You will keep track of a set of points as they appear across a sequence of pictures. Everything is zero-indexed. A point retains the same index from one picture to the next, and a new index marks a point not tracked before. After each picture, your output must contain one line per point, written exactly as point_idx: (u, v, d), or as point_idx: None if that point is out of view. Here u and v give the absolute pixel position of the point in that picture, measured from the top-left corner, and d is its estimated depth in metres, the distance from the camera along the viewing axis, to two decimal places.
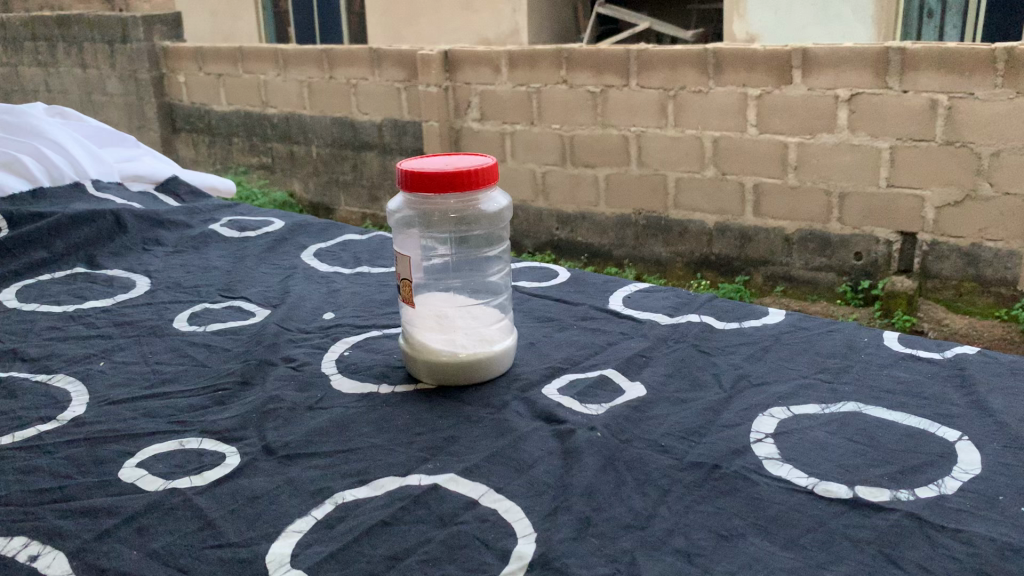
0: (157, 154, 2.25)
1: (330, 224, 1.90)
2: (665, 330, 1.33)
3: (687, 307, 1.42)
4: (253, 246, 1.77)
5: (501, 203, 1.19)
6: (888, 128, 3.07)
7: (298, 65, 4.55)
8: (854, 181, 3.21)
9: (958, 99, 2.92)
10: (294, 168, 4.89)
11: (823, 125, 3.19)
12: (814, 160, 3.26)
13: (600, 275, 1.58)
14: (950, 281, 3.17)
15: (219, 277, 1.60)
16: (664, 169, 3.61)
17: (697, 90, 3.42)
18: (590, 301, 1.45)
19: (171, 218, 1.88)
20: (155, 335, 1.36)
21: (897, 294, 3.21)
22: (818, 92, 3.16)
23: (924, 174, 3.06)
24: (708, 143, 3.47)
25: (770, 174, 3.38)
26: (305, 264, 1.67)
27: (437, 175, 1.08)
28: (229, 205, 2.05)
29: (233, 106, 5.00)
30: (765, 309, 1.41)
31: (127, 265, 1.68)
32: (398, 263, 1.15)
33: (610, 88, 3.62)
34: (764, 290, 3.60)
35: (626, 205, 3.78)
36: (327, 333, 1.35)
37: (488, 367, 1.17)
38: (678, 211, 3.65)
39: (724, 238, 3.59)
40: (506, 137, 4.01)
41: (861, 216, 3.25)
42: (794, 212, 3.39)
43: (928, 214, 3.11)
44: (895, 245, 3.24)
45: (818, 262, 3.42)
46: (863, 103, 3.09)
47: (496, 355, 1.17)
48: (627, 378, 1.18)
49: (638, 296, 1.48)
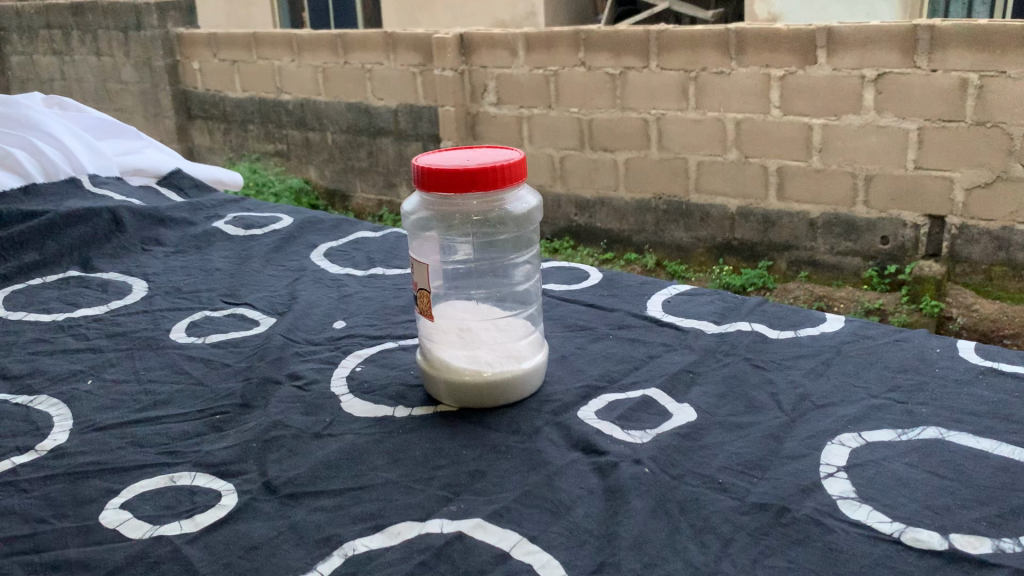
0: (161, 145, 2.13)
1: (341, 220, 1.77)
2: (712, 341, 1.19)
3: (734, 314, 1.28)
4: (259, 244, 1.64)
5: (530, 203, 1.04)
6: (916, 109, 2.91)
7: (313, 51, 4.42)
8: (881, 163, 3.04)
9: (990, 77, 2.76)
10: (310, 154, 4.76)
11: (848, 106, 3.04)
12: (839, 142, 3.10)
13: (636, 276, 1.44)
14: (980, 266, 3.02)
15: (221, 280, 1.48)
16: (685, 153, 3.46)
17: (719, 72, 3.26)
18: (627, 307, 1.32)
19: (172, 215, 1.76)
20: (150, 348, 1.24)
21: (923, 279, 3.10)
22: (843, 73, 3.01)
23: (953, 157, 2.90)
24: (730, 126, 3.31)
25: (794, 156, 3.22)
26: (314, 266, 1.54)
27: (459, 171, 0.96)
28: (235, 200, 1.92)
29: (248, 93, 4.87)
30: (821, 316, 1.28)
31: (124, 268, 1.56)
32: (413, 272, 1.02)
33: (630, 71, 3.46)
34: (788, 276, 3.45)
35: (646, 189, 3.64)
36: (337, 345, 1.22)
37: (515, 388, 1.04)
38: (699, 196, 3.50)
39: (747, 223, 3.44)
40: (523, 121, 3.86)
41: (888, 199, 3.08)
42: (819, 196, 3.23)
43: (957, 197, 2.95)
44: (923, 228, 3.08)
45: (844, 247, 3.26)
46: (890, 84, 2.93)
47: (526, 374, 1.04)
48: (673, 400, 1.04)
49: (679, 300, 1.34)
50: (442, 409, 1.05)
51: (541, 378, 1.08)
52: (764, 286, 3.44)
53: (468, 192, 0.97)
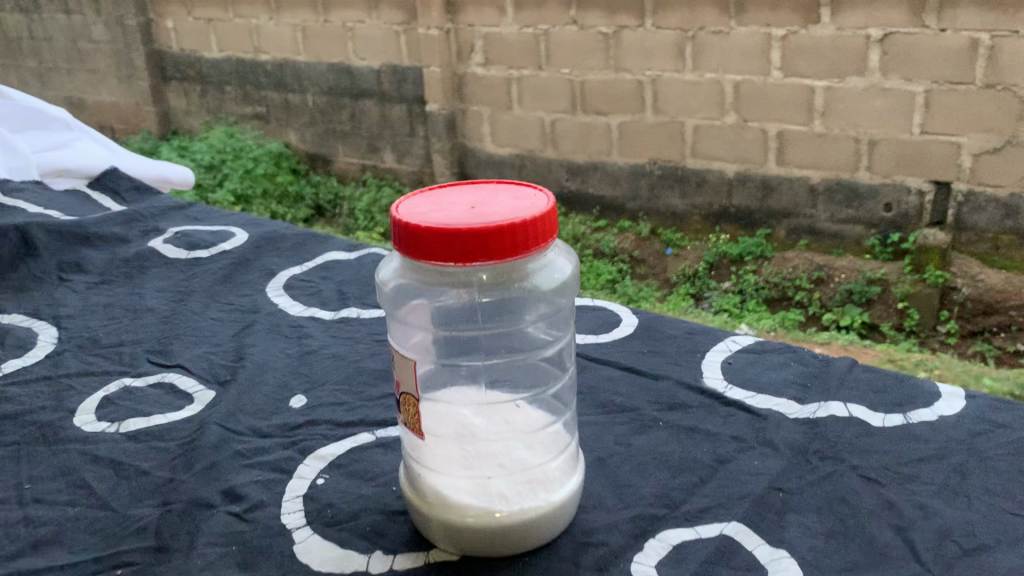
0: (96, 135, 1.79)
1: (308, 237, 1.46)
2: (800, 435, 0.89)
3: (820, 387, 0.98)
4: (205, 272, 1.32)
5: (560, 273, 0.73)
6: (921, 68, 2.57)
7: (288, 7, 4.02)
8: (885, 127, 2.69)
9: (1002, 38, 2.42)
10: (289, 117, 4.37)
11: (852, 68, 2.67)
12: (843, 105, 2.74)
13: (680, 323, 1.14)
14: (986, 234, 2.69)
15: (152, 328, 1.16)
16: (681, 117, 3.07)
17: (717, 31, 2.86)
18: (677, 373, 1.01)
19: (100, 230, 1.43)
20: (44, 443, 0.92)
21: (928, 249, 2.76)
22: (849, 32, 2.64)
23: (963, 119, 2.57)
24: (728, 88, 2.92)
25: (794, 120, 2.85)
26: (270, 303, 1.23)
27: (460, 233, 0.64)
28: (181, 206, 1.60)
29: (224, 53, 4.46)
30: (933, 389, 0.97)
31: (30, 305, 1.24)
32: (394, 368, 0.71)
33: (624, 30, 3.06)
34: (787, 245, 3.07)
35: (639, 154, 3.23)
36: (294, 438, 0.91)
37: (539, 531, 0.73)
38: (696, 160, 3.11)
39: (745, 189, 3.06)
40: (511, 83, 3.44)
41: (892, 165, 2.74)
42: (820, 160, 2.86)
43: (963, 163, 2.62)
44: (928, 195, 2.73)
45: (845, 215, 2.89)
46: (898, 45, 2.58)
47: (556, 514, 0.74)
48: (764, 547, 0.74)
49: (744, 361, 1.04)
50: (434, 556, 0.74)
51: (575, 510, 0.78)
52: (762, 256, 3.08)
53: (476, 261, 0.66)
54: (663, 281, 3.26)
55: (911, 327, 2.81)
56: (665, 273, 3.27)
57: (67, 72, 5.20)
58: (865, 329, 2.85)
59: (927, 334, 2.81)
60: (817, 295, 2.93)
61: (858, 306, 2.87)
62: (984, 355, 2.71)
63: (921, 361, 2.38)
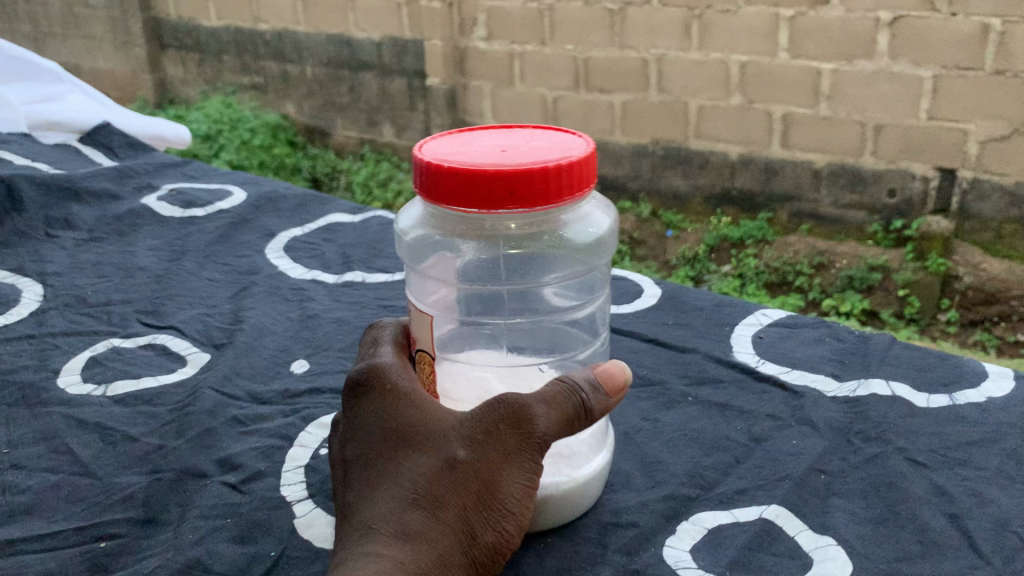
0: (88, 89, 1.71)
1: (310, 198, 1.39)
2: (839, 415, 0.83)
3: (858, 364, 0.92)
4: (200, 232, 1.25)
5: (596, 226, 0.67)
6: (930, 53, 2.28)
7: None
8: (892, 111, 2.40)
9: (1013, 23, 2.15)
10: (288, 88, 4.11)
11: (861, 51, 2.38)
12: (851, 89, 2.44)
13: (706, 295, 1.08)
14: (990, 223, 2.40)
15: (144, 288, 1.09)
16: (686, 96, 2.74)
17: (725, 10, 2.55)
18: (705, 348, 0.95)
19: (90, 186, 1.36)
20: (24, 405, 0.86)
21: (932, 234, 2.48)
22: (858, 14, 2.35)
23: (971, 105, 2.28)
24: (733, 69, 2.62)
25: (800, 102, 2.55)
26: (268, 264, 1.16)
27: (488, 173, 0.57)
28: (176, 164, 1.52)
29: (223, 22, 4.18)
30: (978, 369, 0.91)
31: (14, 262, 1.16)
32: (411, 322, 0.65)
33: (630, 7, 2.73)
34: (789, 229, 2.73)
35: (641, 134, 2.89)
36: (296, 405, 0.85)
37: (562, 510, 0.67)
38: (700, 141, 2.78)
39: (748, 171, 2.73)
40: (514, 58, 3.10)
41: (898, 149, 2.44)
42: (825, 145, 2.56)
43: (970, 150, 2.34)
44: (933, 182, 2.44)
45: (848, 199, 2.58)
46: (908, 29, 2.29)
47: (583, 493, 0.68)
48: (807, 533, 0.68)
49: (775, 336, 0.98)
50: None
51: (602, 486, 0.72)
52: (763, 242, 2.72)
53: (503, 208, 0.59)
54: (663, 264, 2.88)
55: (911, 315, 2.48)
56: (665, 256, 2.90)
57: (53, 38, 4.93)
58: (864, 316, 2.51)
59: (926, 322, 2.48)
60: (817, 281, 2.59)
61: (858, 292, 2.52)
62: (982, 344, 2.42)
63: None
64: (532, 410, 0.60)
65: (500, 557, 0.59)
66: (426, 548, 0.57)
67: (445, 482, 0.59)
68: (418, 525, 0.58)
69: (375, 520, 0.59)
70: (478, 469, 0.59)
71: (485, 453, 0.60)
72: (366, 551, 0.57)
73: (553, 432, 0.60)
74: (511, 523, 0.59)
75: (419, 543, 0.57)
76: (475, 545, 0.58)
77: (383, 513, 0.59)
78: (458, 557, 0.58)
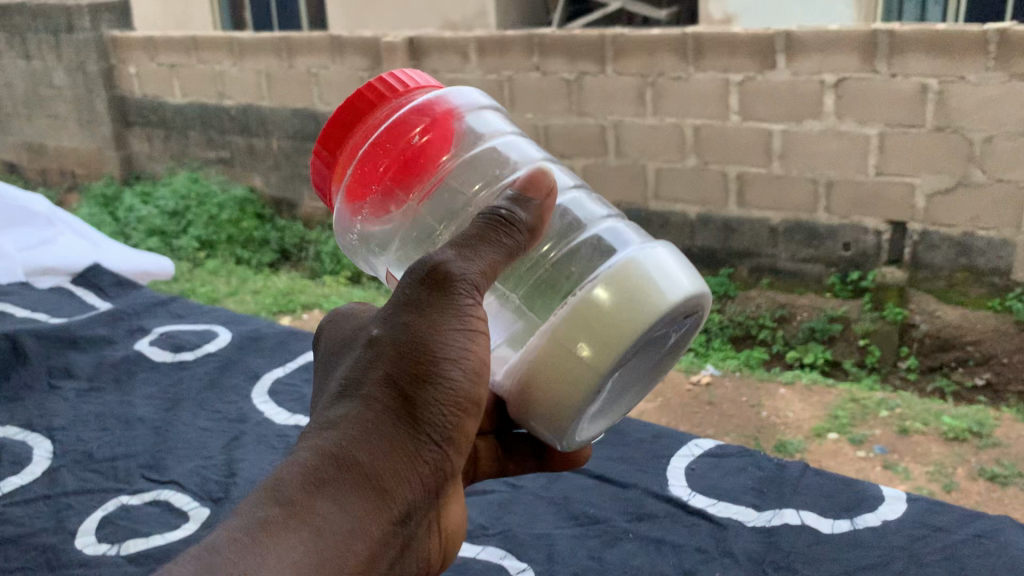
0: (79, 226, 1.85)
1: (290, 335, 1.52)
2: (756, 546, 0.97)
3: (774, 493, 1.06)
4: (192, 378, 1.38)
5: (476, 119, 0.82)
6: (872, 111, 2.28)
7: (256, 55, 3.77)
8: (842, 167, 2.37)
9: (950, 83, 2.16)
10: (254, 161, 4.01)
11: (807, 112, 2.37)
12: (801, 148, 2.41)
13: (646, 428, 1.22)
14: (941, 273, 2.34)
15: (145, 440, 1.22)
16: (644, 159, 2.68)
17: (676, 77, 2.54)
18: (645, 483, 1.09)
19: (88, 334, 1.49)
20: (47, 569, 0.97)
21: (887, 287, 2.41)
22: (805, 77, 2.35)
23: (916, 159, 2.26)
24: (688, 133, 2.57)
25: (753, 162, 2.49)
26: (254, 411, 1.29)
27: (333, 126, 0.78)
28: (164, 301, 1.65)
29: (188, 100, 4.13)
30: (877, 493, 1.05)
31: (23, 417, 1.28)
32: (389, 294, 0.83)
33: (586, 76, 2.71)
34: (750, 284, 2.63)
35: (605, 196, 2.80)
36: None
37: (635, 296, 0.67)
38: (659, 202, 2.70)
39: (707, 233, 2.64)
40: None
41: (852, 205, 2.40)
42: (779, 203, 2.50)
43: (918, 203, 2.30)
44: (886, 236, 2.38)
45: (805, 253, 2.51)
46: (854, 89, 2.29)
47: (641, 274, 0.68)
48: None
49: (705, 468, 1.12)
50: (561, 391, 0.69)
51: (693, 279, 0.70)
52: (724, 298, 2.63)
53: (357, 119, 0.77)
54: None
55: (871, 363, 2.43)
56: None
57: (15, 116, 4.85)
58: (827, 366, 2.47)
59: (886, 370, 2.43)
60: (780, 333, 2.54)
61: (820, 343, 2.49)
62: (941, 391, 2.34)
63: (884, 399, 2.09)
64: (441, 258, 0.69)
65: (447, 403, 0.69)
66: (352, 424, 0.68)
67: (368, 367, 0.70)
68: (343, 413, 0.69)
69: (316, 421, 0.71)
70: (393, 342, 0.70)
71: (401, 321, 0.70)
72: (303, 445, 0.69)
73: (470, 269, 0.69)
74: (446, 369, 0.68)
75: (345, 424, 0.68)
76: (410, 404, 0.68)
77: (319, 415, 0.71)
78: (391, 421, 0.69)
